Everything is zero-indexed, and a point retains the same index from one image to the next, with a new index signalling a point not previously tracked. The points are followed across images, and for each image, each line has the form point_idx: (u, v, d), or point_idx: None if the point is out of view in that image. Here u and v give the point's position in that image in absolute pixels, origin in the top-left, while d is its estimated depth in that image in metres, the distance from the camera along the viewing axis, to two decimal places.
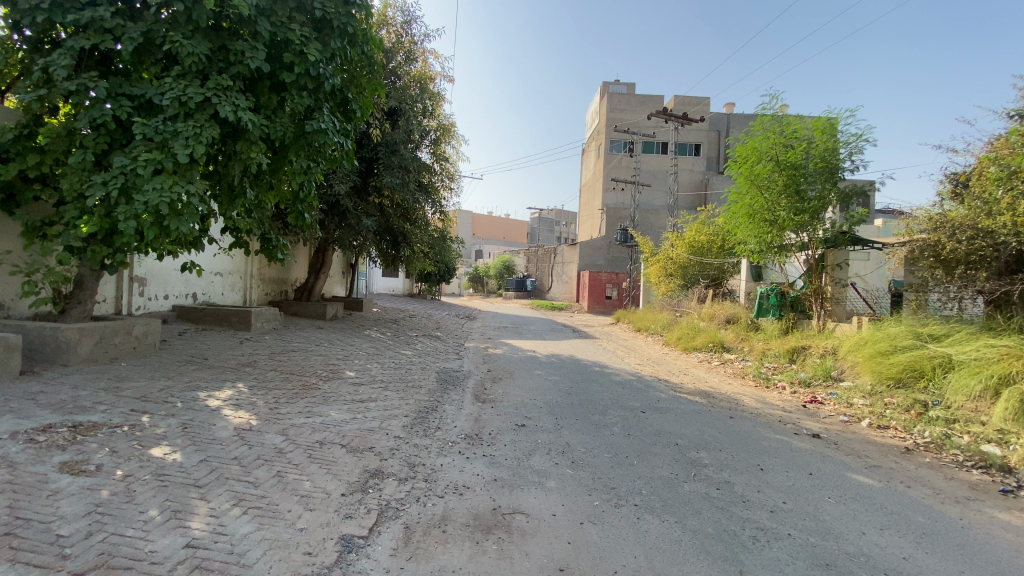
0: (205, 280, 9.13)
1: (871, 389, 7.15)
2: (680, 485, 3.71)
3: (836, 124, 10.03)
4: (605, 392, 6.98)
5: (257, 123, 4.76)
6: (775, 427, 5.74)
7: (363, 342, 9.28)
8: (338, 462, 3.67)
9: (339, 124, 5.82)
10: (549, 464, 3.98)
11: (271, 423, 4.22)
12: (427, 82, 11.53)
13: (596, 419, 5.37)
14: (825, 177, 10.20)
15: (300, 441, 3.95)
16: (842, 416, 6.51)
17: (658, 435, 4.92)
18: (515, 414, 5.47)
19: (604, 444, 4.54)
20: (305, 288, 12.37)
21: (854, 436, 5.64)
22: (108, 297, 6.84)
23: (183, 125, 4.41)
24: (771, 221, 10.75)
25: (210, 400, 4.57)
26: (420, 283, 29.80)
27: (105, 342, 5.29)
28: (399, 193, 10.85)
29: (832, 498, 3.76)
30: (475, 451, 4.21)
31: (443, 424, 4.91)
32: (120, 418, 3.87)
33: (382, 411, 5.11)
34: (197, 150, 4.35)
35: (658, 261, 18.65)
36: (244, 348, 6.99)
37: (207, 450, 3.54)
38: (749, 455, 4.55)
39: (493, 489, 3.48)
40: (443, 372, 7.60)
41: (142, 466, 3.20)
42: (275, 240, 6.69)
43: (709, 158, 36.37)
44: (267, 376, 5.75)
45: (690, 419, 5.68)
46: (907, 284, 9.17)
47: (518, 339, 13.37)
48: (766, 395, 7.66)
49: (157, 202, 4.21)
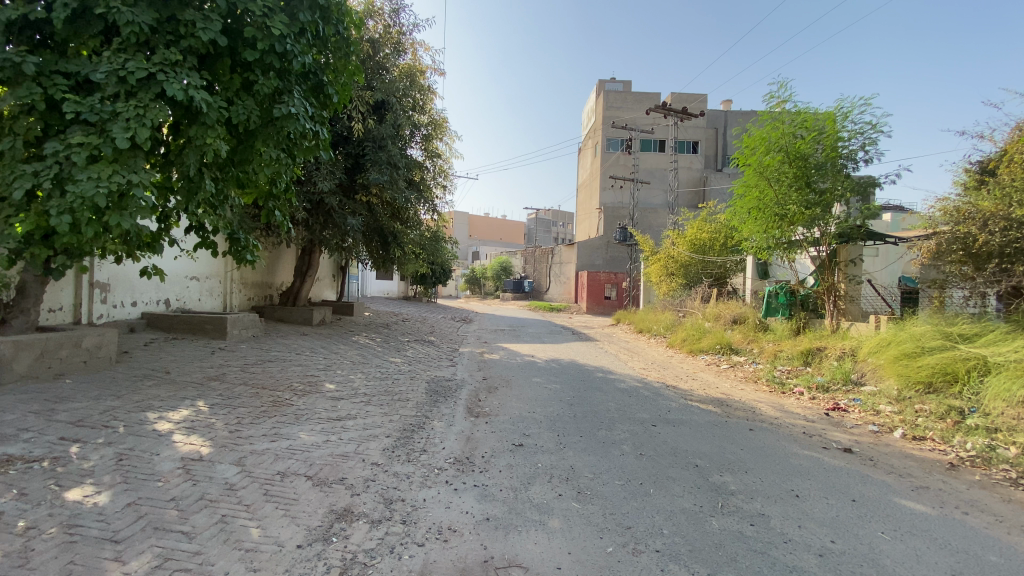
0: (178, 284, 8.54)
1: (899, 394, 6.61)
2: (708, 521, 3.13)
3: (848, 112, 9.49)
4: (610, 401, 6.40)
5: (213, 105, 4.18)
6: (801, 440, 5.16)
7: (349, 350, 8.68)
8: (300, 500, 3.07)
9: (314, 110, 5.21)
10: (551, 496, 3.39)
11: (226, 451, 3.62)
12: (417, 75, 10.92)
13: (603, 436, 4.79)
14: (838, 168, 9.63)
15: (258, 473, 3.35)
16: (871, 425, 5.94)
17: (674, 454, 4.33)
18: (512, 431, 4.88)
19: (615, 467, 3.95)
20: (291, 292, 11.75)
21: (889, 450, 5.08)
22: (64, 304, 6.25)
23: (124, 106, 3.82)
24: (781, 215, 10.16)
25: (160, 423, 3.96)
26: (415, 286, 29.16)
27: (48, 356, 4.69)
28: (388, 190, 10.24)
29: (887, 535, 3.17)
30: (464, 481, 3.61)
31: (430, 446, 4.31)
32: (42, 450, 3.26)
33: (360, 431, 4.51)
34: (139, 133, 3.74)
35: (658, 260, 18.09)
36: (215, 359, 6.38)
37: (140, 489, 2.94)
38: (780, 478, 3.97)
39: (485, 533, 2.88)
40: (434, 382, 7.01)
41: (52, 515, 2.59)
42: (246, 240, 6.01)
43: (706, 156, 35.93)
44: (235, 391, 5.12)
45: (706, 433, 5.11)
46: (930, 280, 8.64)
47: (515, 343, 12.78)
48: (783, 402, 7.09)
49: (92, 193, 3.59)
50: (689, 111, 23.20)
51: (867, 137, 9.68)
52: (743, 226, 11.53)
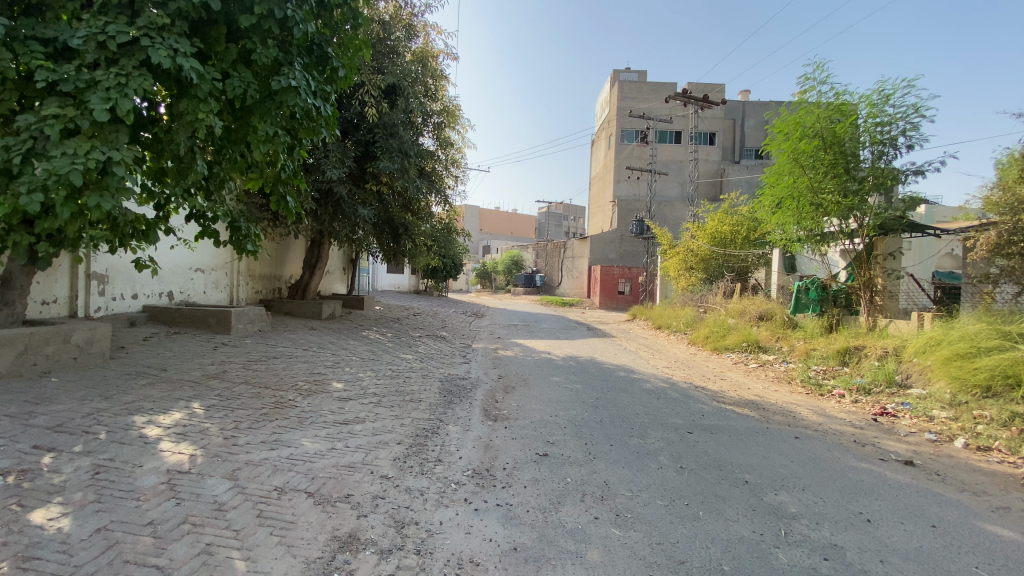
0: (181, 276, 8.23)
1: (953, 400, 6.08)
2: (774, 555, 2.66)
3: (889, 95, 8.84)
4: (637, 404, 5.92)
5: (205, 76, 3.81)
6: (855, 451, 4.64)
7: (358, 346, 8.29)
8: (298, 524, 2.66)
9: (317, 84, 4.76)
10: (586, 518, 2.95)
11: (219, 462, 3.23)
12: (429, 60, 10.44)
13: (636, 445, 4.34)
14: (877, 155, 9.04)
15: (253, 489, 2.95)
16: (927, 433, 5.40)
17: (719, 467, 3.87)
18: (534, 438, 4.42)
19: (654, 484, 3.48)
20: (300, 285, 11.40)
21: (953, 463, 4.56)
22: (59, 296, 5.95)
23: (103, 74, 3.50)
24: (816, 205, 9.56)
25: (147, 429, 3.57)
26: (426, 279, 28.79)
27: (33, 352, 4.34)
28: (399, 179, 9.79)
29: (984, 572, 2.67)
30: (485, 499, 3.17)
31: (445, 456, 3.87)
32: (10, 461, 2.90)
33: (370, 437, 4.10)
34: (119, 103, 3.42)
35: (677, 253, 17.51)
36: (217, 355, 6.01)
37: (115, 511, 2.56)
38: (843, 498, 3.48)
39: (513, 568, 2.44)
40: (448, 381, 6.58)
41: (6, 544, 2.21)
42: (247, 228, 5.58)
43: (723, 148, 35.03)
44: (235, 391, 4.74)
45: (749, 442, 4.62)
46: (981, 274, 8.04)
47: (530, 339, 12.33)
48: (823, 405, 6.56)
49: (67, 169, 3.26)
50: (708, 99, 22.33)
51: (909, 121, 9.06)
52: (771, 216, 10.94)
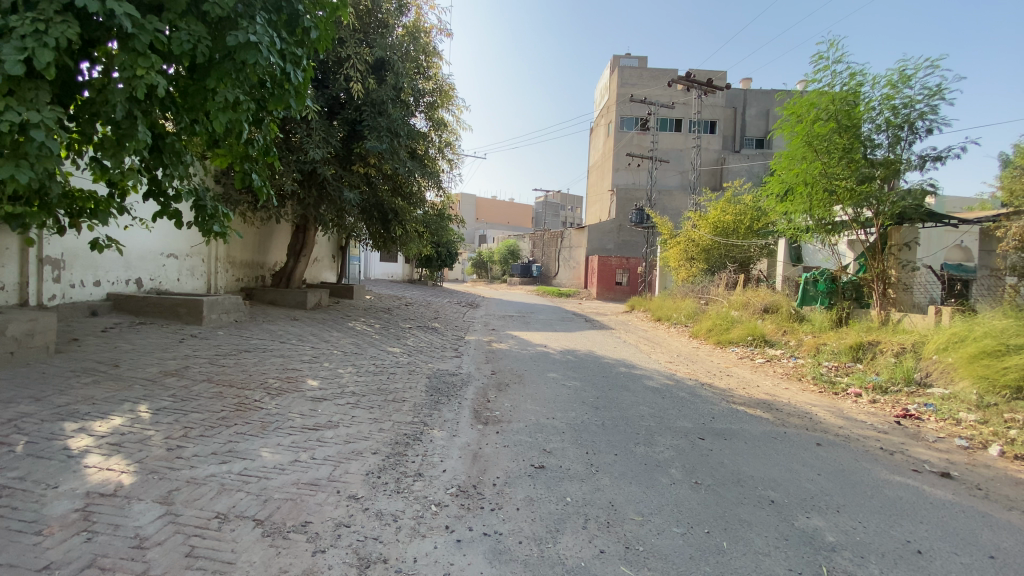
0: (152, 263, 7.67)
1: (980, 401, 5.63)
2: None
3: (910, 75, 8.29)
4: (642, 404, 5.44)
5: (144, 25, 3.25)
6: (885, 461, 4.18)
7: (342, 338, 7.76)
8: (237, 565, 2.16)
9: (287, 45, 4.18)
10: (589, 553, 2.47)
11: (156, 481, 2.72)
12: (422, 35, 9.77)
13: (644, 454, 3.86)
14: (893, 140, 8.52)
15: (188, 517, 2.44)
16: (957, 439, 4.94)
17: (739, 483, 3.39)
18: (529, 446, 3.93)
19: (668, 505, 3.00)
20: (284, 272, 10.84)
21: (993, 474, 4.10)
22: (7, 283, 5.40)
23: (16, 20, 2.93)
24: (828, 191, 9.03)
25: (77, 439, 3.06)
26: (420, 268, 28.19)
27: None
28: (388, 161, 9.19)
29: None
30: (469, 526, 2.68)
31: (426, 469, 3.38)
32: None
33: (342, 445, 3.60)
34: (38, 54, 2.86)
35: (678, 243, 16.99)
36: (181, 349, 5.47)
37: (3, 551, 2.04)
38: (885, 523, 3.02)
39: None
40: (436, 378, 6.09)
41: None
42: (214, 207, 5.01)
43: (725, 137, 34.41)
44: (193, 392, 4.21)
45: (768, 450, 4.15)
46: (1007, 266, 7.55)
47: (525, 331, 11.82)
48: (839, 406, 6.11)
49: None
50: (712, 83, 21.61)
51: (929, 103, 8.53)
52: (779, 204, 10.40)
